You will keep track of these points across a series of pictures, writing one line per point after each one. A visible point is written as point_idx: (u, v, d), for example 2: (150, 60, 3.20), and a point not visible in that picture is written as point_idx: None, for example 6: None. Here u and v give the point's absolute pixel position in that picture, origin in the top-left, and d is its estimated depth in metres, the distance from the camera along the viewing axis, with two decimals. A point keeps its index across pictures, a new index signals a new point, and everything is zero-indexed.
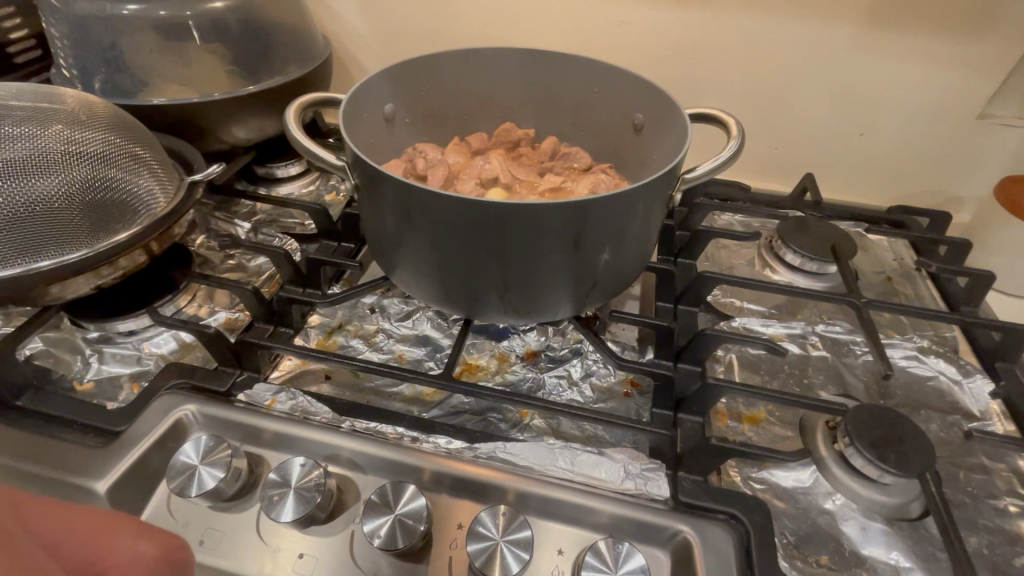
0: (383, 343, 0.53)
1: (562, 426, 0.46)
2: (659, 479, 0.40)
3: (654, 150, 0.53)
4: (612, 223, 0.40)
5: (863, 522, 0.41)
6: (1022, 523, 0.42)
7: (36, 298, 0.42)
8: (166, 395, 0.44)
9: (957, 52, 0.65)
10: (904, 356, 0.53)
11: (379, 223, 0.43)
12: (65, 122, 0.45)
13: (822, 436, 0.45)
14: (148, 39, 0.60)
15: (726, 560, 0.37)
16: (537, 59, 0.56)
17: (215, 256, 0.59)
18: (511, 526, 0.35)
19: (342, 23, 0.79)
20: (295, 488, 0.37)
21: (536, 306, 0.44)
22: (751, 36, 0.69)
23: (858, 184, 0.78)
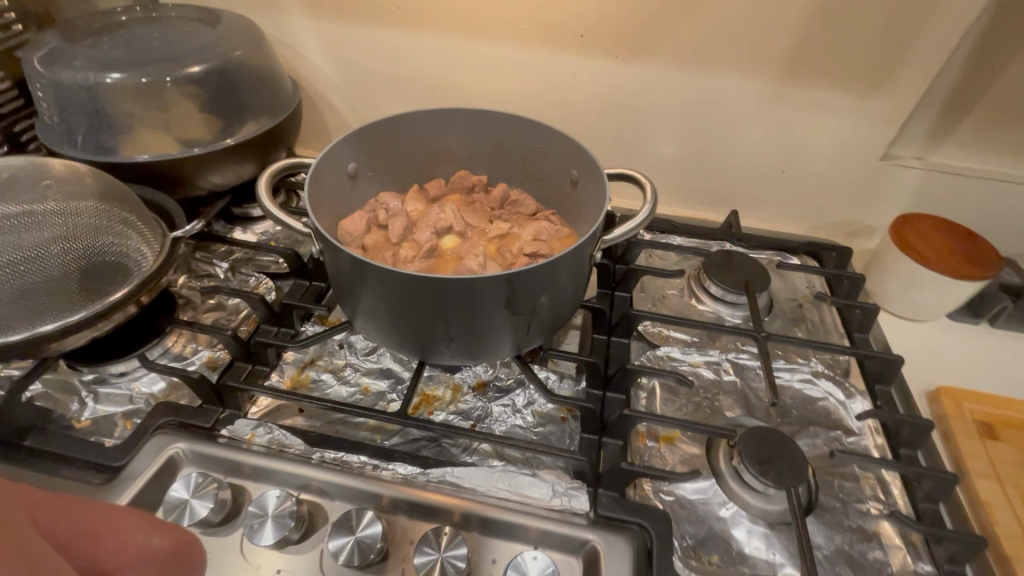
0: (350, 376, 0.60)
1: (505, 450, 0.54)
2: (580, 495, 0.48)
3: (588, 204, 0.60)
4: (544, 280, 0.49)
5: (749, 526, 0.50)
6: (879, 523, 0.51)
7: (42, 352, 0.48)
8: (158, 434, 0.51)
9: (860, 105, 0.74)
10: (800, 379, 0.62)
11: (343, 286, 0.51)
12: (59, 195, 0.51)
13: (722, 453, 0.53)
14: (131, 102, 0.64)
15: (629, 562, 0.45)
16: (485, 121, 0.63)
17: (196, 296, 0.65)
18: (452, 543, 0.44)
19: (312, 66, 0.84)
20: (271, 515, 0.44)
21: (483, 349, 0.53)
22: (683, 89, 0.77)
23: (785, 214, 0.87)
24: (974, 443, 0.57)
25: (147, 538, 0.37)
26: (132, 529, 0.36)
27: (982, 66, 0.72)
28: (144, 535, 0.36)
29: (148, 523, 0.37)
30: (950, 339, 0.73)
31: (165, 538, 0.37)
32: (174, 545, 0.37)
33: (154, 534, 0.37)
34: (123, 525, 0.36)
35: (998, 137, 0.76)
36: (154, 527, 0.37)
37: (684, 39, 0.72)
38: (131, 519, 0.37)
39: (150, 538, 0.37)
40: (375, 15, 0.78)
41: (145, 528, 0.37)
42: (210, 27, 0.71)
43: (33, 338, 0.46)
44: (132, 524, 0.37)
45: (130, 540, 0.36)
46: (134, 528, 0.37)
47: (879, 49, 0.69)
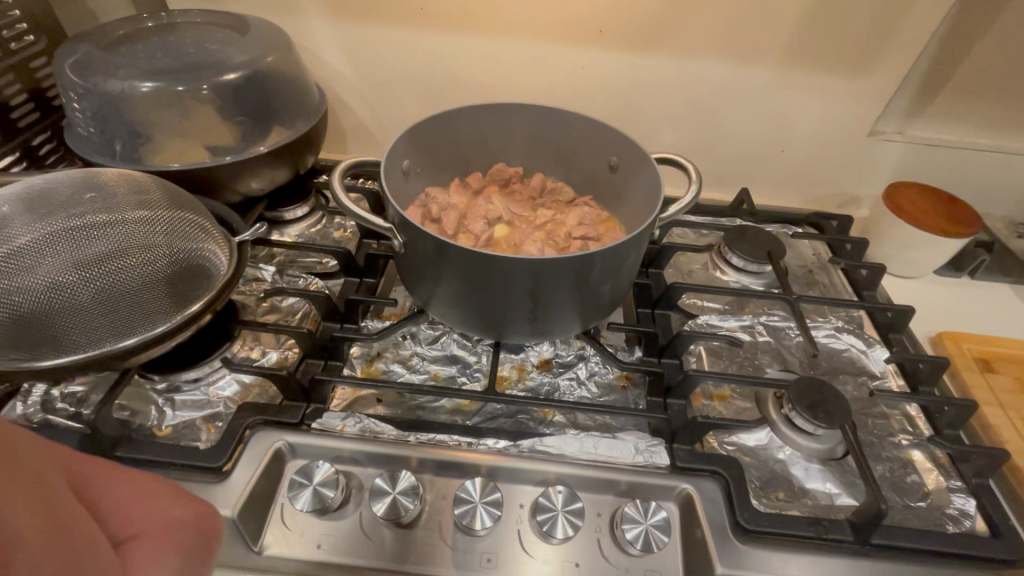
0: (419, 365, 0.62)
1: (579, 419, 0.58)
2: (660, 450, 0.53)
3: (630, 188, 0.65)
4: (612, 263, 0.53)
5: (805, 464, 0.56)
6: (911, 452, 0.58)
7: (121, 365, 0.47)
8: (254, 431, 0.52)
9: (850, 85, 0.81)
10: (825, 334, 0.69)
11: (423, 271, 0.54)
12: (136, 207, 0.52)
13: (772, 404, 0.60)
14: (164, 111, 0.65)
15: (717, 501, 0.50)
16: (526, 114, 0.67)
17: (250, 300, 0.65)
18: (568, 499, 0.47)
19: (330, 69, 0.85)
20: (395, 493, 0.46)
21: (555, 328, 0.56)
22: (689, 78, 0.83)
23: (783, 190, 0.95)
24: (977, 376, 0.65)
25: (170, 507, 0.35)
26: (156, 498, 0.35)
27: (948, 48, 0.81)
28: (166, 504, 0.35)
29: (173, 494, 0.36)
30: (939, 291, 0.82)
31: (188, 508, 0.36)
32: (198, 514, 0.36)
33: (178, 504, 0.35)
34: (151, 494, 0.35)
35: (963, 111, 0.86)
36: (177, 498, 0.36)
37: (693, 32, 0.78)
38: (154, 488, 0.36)
39: (172, 507, 0.35)
40: (395, 17, 0.79)
41: (169, 497, 0.36)
42: (237, 35, 0.71)
43: (117, 353, 0.45)
44: (154, 492, 0.35)
45: (157, 509, 0.34)
46: (157, 496, 0.35)
47: (866, 36, 0.76)
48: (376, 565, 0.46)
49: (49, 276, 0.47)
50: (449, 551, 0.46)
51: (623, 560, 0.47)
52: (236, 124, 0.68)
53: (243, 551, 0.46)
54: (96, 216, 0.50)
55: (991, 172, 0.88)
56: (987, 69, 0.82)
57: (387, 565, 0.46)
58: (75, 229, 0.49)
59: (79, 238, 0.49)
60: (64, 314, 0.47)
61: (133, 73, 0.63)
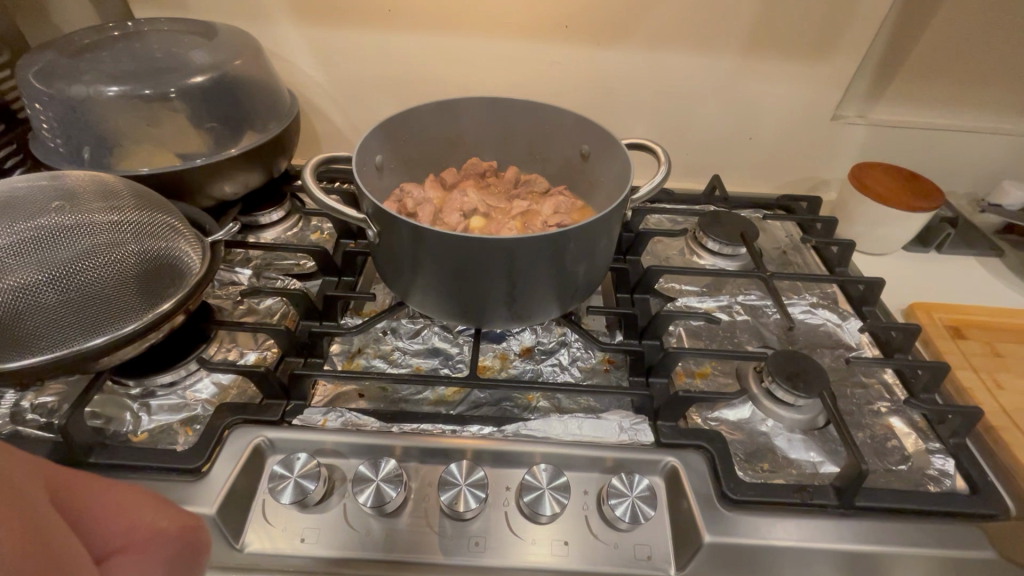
0: (400, 359, 0.61)
1: (563, 402, 0.58)
2: (644, 428, 0.54)
3: (602, 175, 0.66)
4: (586, 243, 0.53)
5: (788, 435, 0.57)
6: (891, 418, 0.59)
7: (87, 367, 0.46)
8: (234, 429, 0.51)
9: (812, 70, 0.84)
10: (802, 310, 0.70)
11: (400, 260, 0.54)
12: (106, 208, 0.52)
13: (752, 378, 0.60)
14: (131, 116, 0.64)
15: (703, 473, 0.50)
16: (497, 107, 0.68)
17: (227, 303, 0.64)
18: (554, 476, 0.47)
19: (300, 74, 0.85)
20: (378, 480, 0.46)
21: (534, 312, 0.57)
22: (656, 69, 0.85)
23: (754, 176, 0.97)
24: (949, 343, 0.67)
25: (153, 521, 0.32)
26: (141, 508, 0.32)
27: (902, 32, 0.85)
28: (151, 515, 0.32)
29: (157, 505, 0.33)
30: (910, 266, 0.84)
31: (173, 518, 0.32)
32: (183, 527, 0.32)
33: (161, 517, 0.32)
34: (133, 505, 0.32)
35: (920, 92, 0.90)
36: (163, 509, 0.33)
37: (658, 24, 0.80)
38: (140, 499, 0.33)
39: (157, 521, 0.32)
40: (364, 20, 0.80)
41: (154, 508, 0.32)
42: (205, 40, 0.71)
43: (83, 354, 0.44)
44: (139, 502, 0.32)
45: (138, 523, 0.31)
46: (141, 508, 0.32)
47: (823, 22, 0.79)
48: (361, 556, 0.45)
49: (10, 279, 0.46)
50: (436, 537, 0.46)
51: (613, 536, 0.47)
52: (207, 129, 0.68)
53: (224, 550, 0.45)
54: (64, 218, 0.50)
55: (950, 150, 0.91)
56: (940, 51, 0.86)
57: (372, 556, 0.45)
58: (41, 231, 0.49)
59: (44, 240, 0.48)
60: (24, 315, 0.46)
61: (97, 78, 0.63)
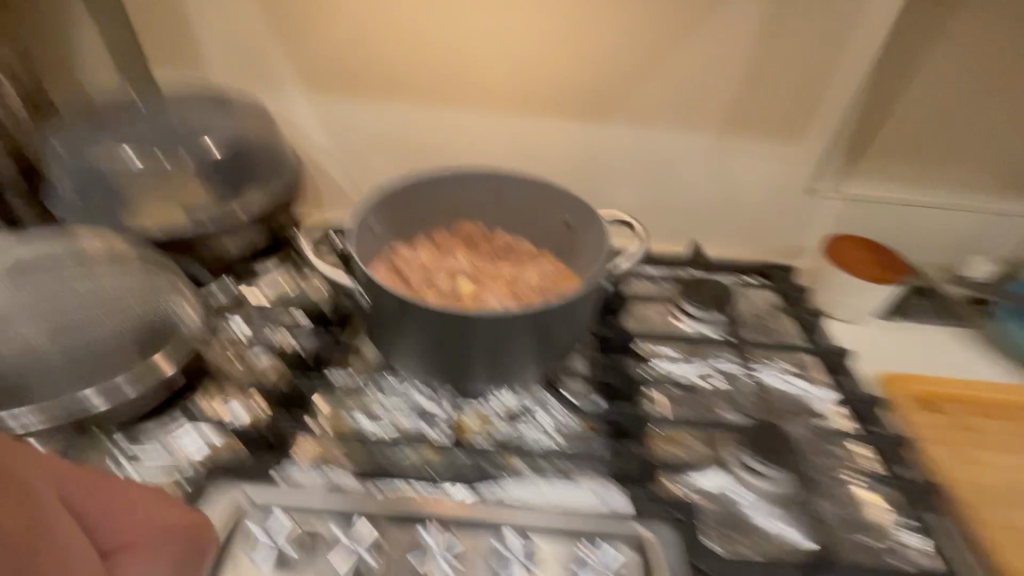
0: (383, 416, 0.62)
1: (541, 465, 0.58)
2: (616, 495, 0.56)
3: (585, 244, 0.70)
4: (564, 311, 0.56)
5: (760, 504, 0.58)
6: (860, 489, 0.60)
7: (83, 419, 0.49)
8: (212, 487, 0.52)
9: (785, 148, 0.90)
10: (776, 377, 0.72)
11: (387, 323, 0.57)
12: (115, 273, 0.58)
13: (725, 446, 0.62)
14: (149, 181, 0.71)
15: (673, 544, 0.51)
16: (489, 177, 0.73)
17: (217, 352, 0.65)
18: (525, 547, 0.50)
19: (307, 136, 0.91)
20: (356, 545, 0.49)
21: (514, 375, 0.59)
22: (640, 141, 0.90)
23: (737, 243, 1.00)
24: (919, 415, 0.69)
25: (158, 513, 0.36)
26: (147, 505, 0.36)
27: (868, 115, 0.91)
28: (157, 511, 0.36)
29: (162, 503, 0.37)
30: (884, 335, 0.87)
31: (178, 516, 0.37)
32: (187, 523, 0.37)
33: (166, 511, 0.37)
34: (143, 504, 0.36)
35: (889, 169, 0.96)
36: (168, 508, 0.37)
37: (641, 102, 0.86)
38: (147, 499, 0.37)
39: (166, 513, 0.37)
40: (369, 90, 0.86)
41: (161, 505, 0.37)
42: (219, 107, 0.77)
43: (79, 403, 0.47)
44: (145, 499, 0.37)
45: (147, 517, 0.36)
46: (149, 506, 0.36)
47: (793, 107, 0.86)
48: None
49: (22, 336, 0.52)
50: None
51: None
52: (215, 188, 0.72)
53: None
54: (76, 283, 0.56)
55: (920, 224, 0.96)
56: (904, 133, 0.92)
57: None
58: (57, 295, 0.55)
59: (58, 303, 0.55)
60: (32, 372, 0.50)
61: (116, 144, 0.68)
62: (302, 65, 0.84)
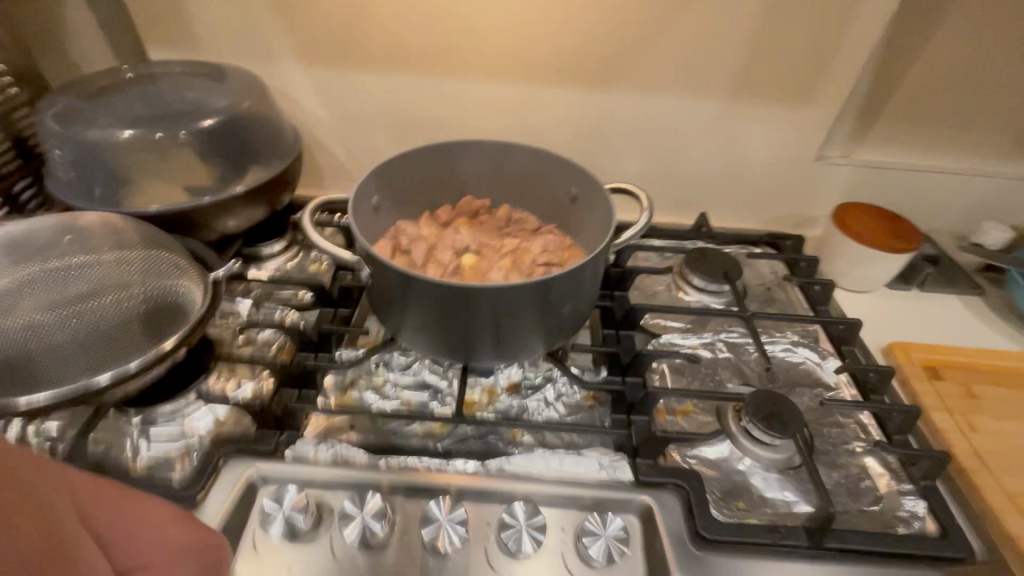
0: (391, 392, 0.63)
1: (546, 438, 0.60)
2: (623, 466, 0.56)
3: (589, 216, 0.69)
4: (569, 286, 0.56)
5: (764, 474, 0.58)
6: (865, 458, 0.61)
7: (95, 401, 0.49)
8: (228, 464, 0.53)
9: (795, 114, 0.87)
10: (782, 349, 0.72)
11: (392, 300, 0.57)
12: (112, 248, 0.55)
13: (731, 416, 0.62)
14: (144, 156, 0.68)
15: (675, 513, 0.53)
16: (490, 150, 0.71)
17: (227, 334, 0.66)
18: (531, 514, 0.49)
19: (305, 111, 0.89)
20: (363, 515, 0.48)
21: (519, 351, 0.59)
22: (646, 110, 0.88)
23: (744, 213, 0.99)
24: (925, 384, 0.69)
25: (167, 529, 0.37)
26: (160, 522, 0.38)
27: (882, 77, 0.88)
28: (172, 527, 0.38)
29: (170, 514, 0.39)
30: (892, 304, 0.86)
31: (189, 534, 0.38)
32: (202, 542, 0.39)
33: (175, 526, 0.38)
34: (153, 520, 0.37)
35: (901, 135, 0.93)
36: (177, 522, 0.38)
37: (646, 69, 0.83)
38: (162, 514, 0.38)
39: (183, 534, 0.38)
40: (366, 62, 0.84)
41: (178, 523, 0.38)
42: (214, 82, 0.75)
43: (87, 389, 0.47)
44: (156, 516, 0.38)
45: (161, 534, 0.37)
46: (168, 522, 0.38)
47: (805, 71, 0.83)
48: None
49: (26, 315, 0.51)
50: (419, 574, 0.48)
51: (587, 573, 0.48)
52: (215, 167, 0.71)
53: None
54: (72, 259, 0.54)
55: (934, 190, 0.93)
56: (920, 96, 0.89)
57: None
58: (53, 271, 0.53)
59: (56, 279, 0.53)
60: (40, 354, 0.50)
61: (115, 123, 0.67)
62: (297, 37, 0.81)
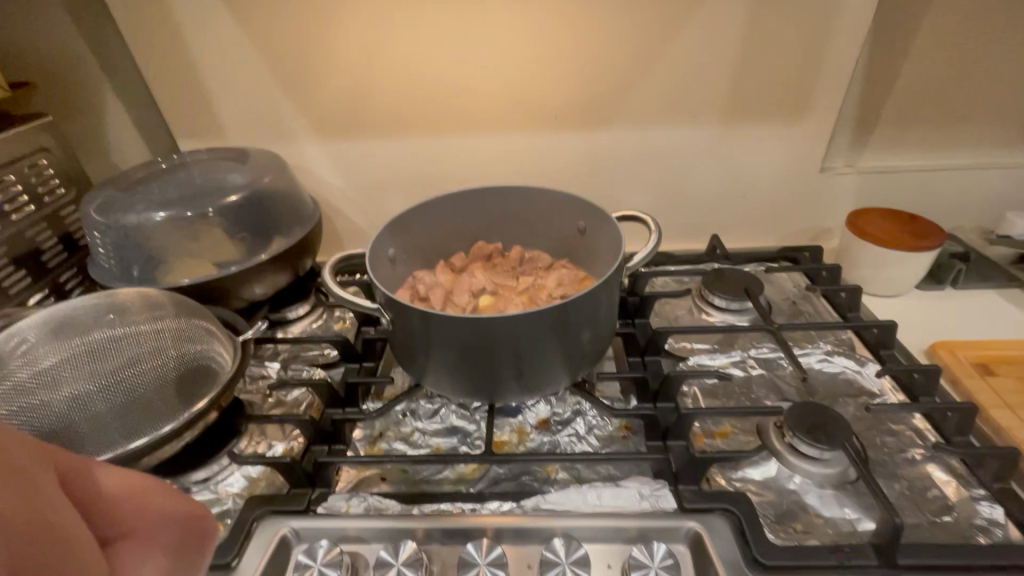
0: (420, 440, 0.62)
1: (582, 473, 0.58)
2: (665, 494, 0.53)
3: (599, 246, 0.70)
4: (586, 311, 0.56)
5: (819, 492, 0.55)
6: (927, 466, 0.56)
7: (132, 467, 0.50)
8: (261, 523, 0.52)
9: (791, 130, 0.89)
10: (818, 359, 0.69)
11: (414, 344, 0.58)
12: (148, 319, 0.58)
13: (773, 433, 0.59)
14: (177, 235, 0.73)
15: (731, 539, 0.49)
16: (498, 194, 0.74)
17: (257, 397, 0.68)
18: (572, 550, 0.47)
19: (322, 183, 0.95)
20: (399, 565, 0.46)
21: (544, 383, 0.58)
22: (644, 144, 0.91)
23: (757, 231, 0.99)
24: (978, 382, 0.65)
25: (157, 503, 0.32)
26: (148, 495, 0.32)
27: (873, 85, 0.90)
28: (161, 501, 0.32)
29: (161, 490, 0.33)
30: (926, 305, 0.83)
31: (181, 506, 0.33)
32: (190, 516, 0.33)
33: (166, 501, 0.32)
34: (142, 492, 0.32)
35: (902, 138, 0.93)
36: (167, 496, 0.33)
37: (639, 105, 0.87)
38: (148, 485, 0.32)
39: (170, 505, 0.32)
40: (375, 131, 0.90)
41: (165, 494, 0.33)
42: (238, 163, 0.82)
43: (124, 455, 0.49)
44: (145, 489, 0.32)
45: (148, 507, 0.31)
46: (153, 493, 0.32)
47: (793, 88, 0.85)
48: None
49: (69, 390, 0.53)
50: None
51: None
52: (242, 238, 0.75)
53: None
54: (112, 333, 0.57)
55: (948, 188, 0.92)
56: (913, 99, 0.90)
57: None
58: (95, 346, 0.56)
59: (98, 354, 0.56)
60: (81, 426, 0.52)
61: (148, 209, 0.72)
62: (311, 116, 0.88)
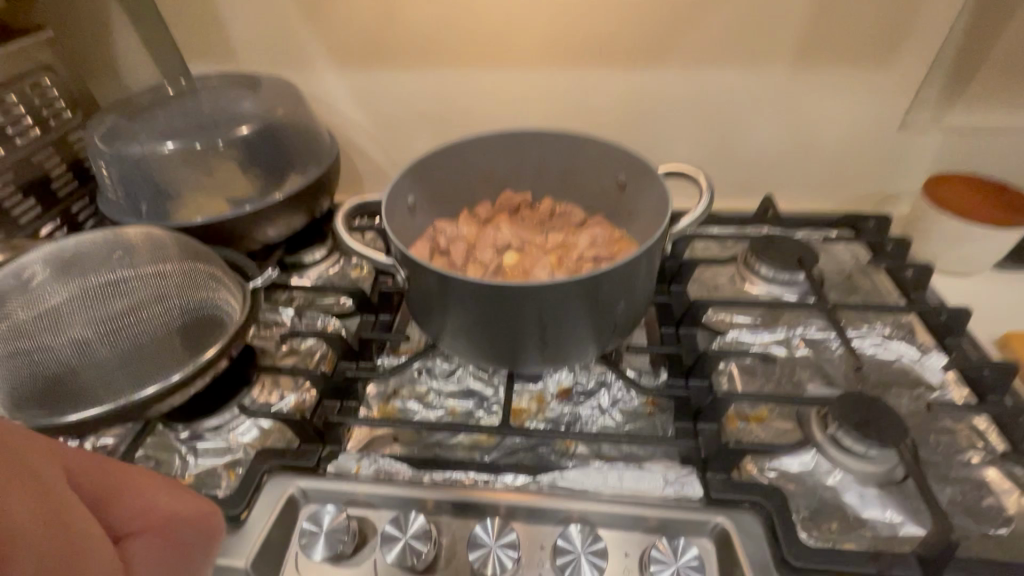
0: (436, 401, 0.60)
1: (603, 450, 0.54)
2: (692, 481, 0.50)
3: (640, 204, 0.63)
4: (621, 282, 0.50)
5: (859, 490, 0.50)
6: (985, 470, 0.51)
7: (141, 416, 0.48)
8: (270, 479, 0.51)
9: (871, 78, 0.77)
10: (872, 343, 0.63)
11: (431, 304, 0.53)
12: (151, 261, 0.55)
13: (815, 424, 0.54)
14: (188, 170, 0.69)
15: (759, 541, 0.46)
16: (530, 139, 0.66)
17: (271, 345, 0.65)
18: (589, 539, 0.44)
19: (341, 116, 0.88)
20: (406, 537, 0.44)
21: (569, 355, 0.54)
22: (697, 87, 0.80)
23: (814, 193, 0.89)
24: None
25: (160, 498, 0.35)
26: (157, 489, 0.35)
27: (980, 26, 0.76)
28: (168, 499, 0.35)
29: (169, 486, 0.36)
30: (1002, 288, 0.74)
31: (189, 505, 0.36)
32: (200, 512, 0.36)
33: (168, 496, 0.35)
34: (148, 484, 0.35)
35: None
36: (173, 491, 0.36)
37: (694, 42, 0.76)
38: (154, 482, 0.36)
39: (175, 503, 0.35)
40: (398, 60, 0.81)
41: (173, 491, 0.36)
42: (249, 92, 0.75)
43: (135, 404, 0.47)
44: (156, 487, 0.35)
45: (155, 503, 0.34)
46: (158, 488, 0.35)
47: (882, 28, 0.73)
48: None
49: (73, 334, 0.52)
50: None
51: None
52: (254, 173, 0.71)
53: None
54: (114, 274, 0.54)
55: None
56: None
57: None
58: (96, 287, 0.53)
59: (99, 297, 0.53)
60: (89, 372, 0.51)
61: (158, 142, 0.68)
62: (328, 40, 0.80)
